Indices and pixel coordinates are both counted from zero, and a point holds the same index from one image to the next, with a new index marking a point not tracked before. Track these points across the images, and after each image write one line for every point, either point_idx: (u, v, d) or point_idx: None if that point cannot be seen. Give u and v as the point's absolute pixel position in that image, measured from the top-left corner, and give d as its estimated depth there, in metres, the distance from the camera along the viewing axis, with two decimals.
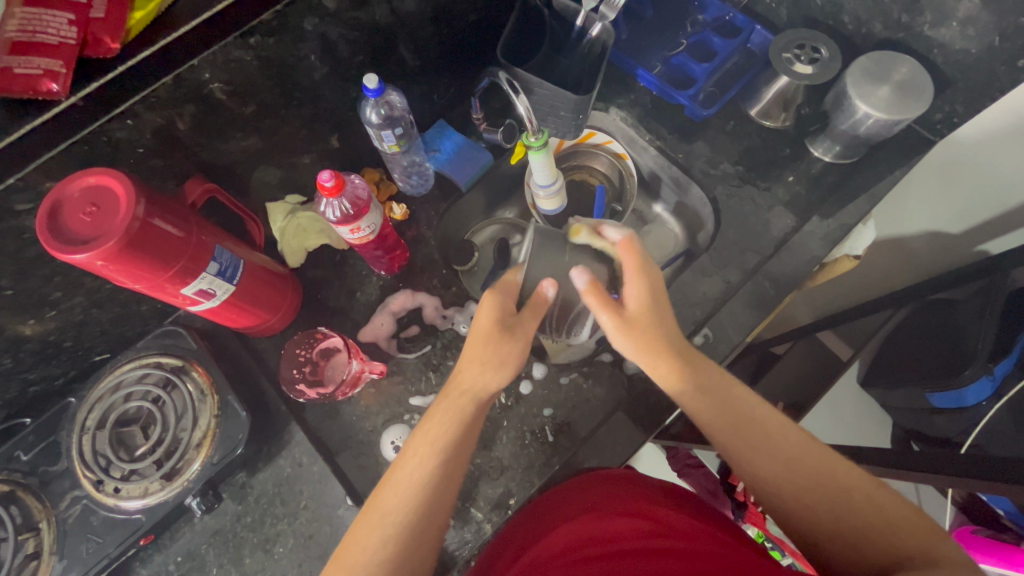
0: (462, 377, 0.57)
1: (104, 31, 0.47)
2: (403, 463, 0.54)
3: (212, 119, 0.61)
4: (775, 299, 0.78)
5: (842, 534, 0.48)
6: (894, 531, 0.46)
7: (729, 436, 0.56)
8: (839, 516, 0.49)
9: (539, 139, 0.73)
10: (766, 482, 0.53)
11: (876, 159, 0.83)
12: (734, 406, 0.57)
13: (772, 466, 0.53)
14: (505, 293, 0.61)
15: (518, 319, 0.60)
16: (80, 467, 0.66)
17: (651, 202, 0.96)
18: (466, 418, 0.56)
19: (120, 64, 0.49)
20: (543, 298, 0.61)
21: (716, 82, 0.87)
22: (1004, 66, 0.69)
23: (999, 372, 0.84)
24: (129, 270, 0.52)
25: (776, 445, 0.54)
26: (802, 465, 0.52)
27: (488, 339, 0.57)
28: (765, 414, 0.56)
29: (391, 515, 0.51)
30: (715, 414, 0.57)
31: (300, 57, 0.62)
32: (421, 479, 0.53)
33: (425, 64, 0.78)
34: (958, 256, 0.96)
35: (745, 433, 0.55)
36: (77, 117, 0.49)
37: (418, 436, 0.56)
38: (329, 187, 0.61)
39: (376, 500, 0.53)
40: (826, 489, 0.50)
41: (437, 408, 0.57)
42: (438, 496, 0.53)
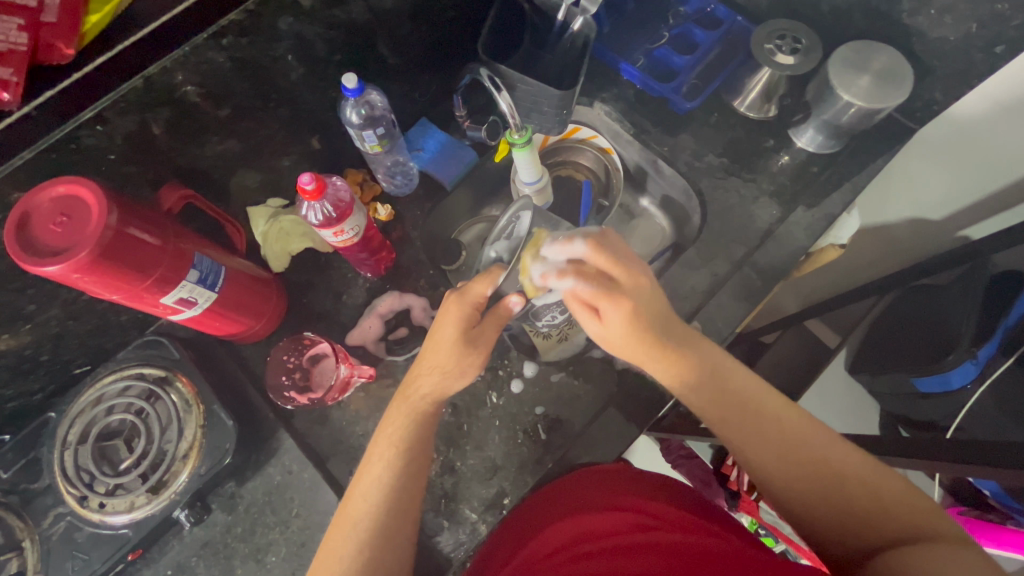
0: (418, 382, 0.57)
1: (57, 37, 0.46)
2: (367, 469, 0.54)
3: (187, 123, 0.60)
4: (763, 290, 0.79)
5: (835, 518, 0.49)
6: (888, 512, 0.47)
7: (733, 424, 0.55)
8: (836, 493, 0.49)
9: (523, 136, 0.72)
10: (769, 465, 0.53)
11: (859, 147, 0.84)
12: (734, 391, 0.56)
13: (772, 454, 0.53)
14: (469, 300, 0.57)
15: (479, 327, 0.57)
16: (63, 483, 0.65)
17: (638, 196, 0.95)
18: (425, 422, 0.56)
19: (73, 70, 0.48)
20: (506, 311, 0.58)
21: (699, 74, 0.88)
22: (982, 53, 0.70)
23: (984, 357, 0.85)
24: (103, 281, 0.50)
25: (772, 419, 0.54)
26: (802, 451, 0.52)
27: (453, 349, 0.55)
28: (765, 395, 0.56)
29: (363, 522, 0.51)
30: (713, 400, 0.56)
31: (277, 58, 0.61)
32: (387, 486, 0.53)
33: (406, 63, 0.77)
34: (941, 241, 0.97)
35: (747, 418, 0.55)
36: (28, 125, 0.47)
37: (380, 442, 0.55)
38: (309, 190, 0.59)
39: (349, 507, 0.53)
40: (826, 473, 0.50)
41: (396, 415, 0.57)
42: (407, 499, 0.53)
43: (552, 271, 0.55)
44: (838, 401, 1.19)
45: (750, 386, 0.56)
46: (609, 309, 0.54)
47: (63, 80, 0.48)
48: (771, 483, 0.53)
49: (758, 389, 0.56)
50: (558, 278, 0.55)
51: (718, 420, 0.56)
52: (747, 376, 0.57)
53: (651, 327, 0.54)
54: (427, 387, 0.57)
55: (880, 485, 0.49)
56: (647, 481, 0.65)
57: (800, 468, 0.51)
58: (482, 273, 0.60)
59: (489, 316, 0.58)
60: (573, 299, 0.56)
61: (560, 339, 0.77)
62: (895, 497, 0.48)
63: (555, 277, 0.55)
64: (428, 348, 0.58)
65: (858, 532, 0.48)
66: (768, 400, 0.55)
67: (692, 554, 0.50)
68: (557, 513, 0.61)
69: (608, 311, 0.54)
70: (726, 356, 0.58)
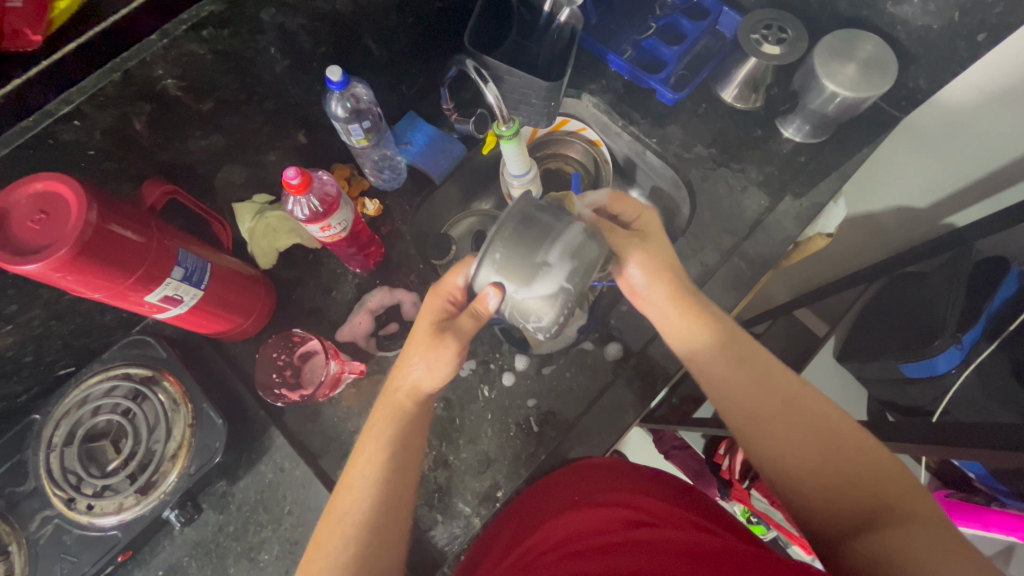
0: (400, 377, 0.56)
1: (24, 22, 0.45)
2: (354, 468, 0.54)
3: (169, 118, 0.58)
4: (751, 279, 0.79)
5: (830, 489, 0.49)
6: (884, 487, 0.47)
7: (741, 394, 0.55)
8: (837, 466, 0.49)
9: (511, 129, 0.72)
10: (773, 438, 0.53)
11: (845, 136, 0.84)
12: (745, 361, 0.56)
13: (776, 423, 0.53)
14: (444, 291, 0.59)
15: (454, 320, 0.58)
16: (49, 486, 0.64)
17: (628, 188, 0.95)
18: (412, 419, 0.56)
19: (41, 58, 0.47)
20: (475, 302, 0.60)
21: (686, 65, 0.88)
22: (964, 41, 0.71)
23: (967, 341, 0.86)
24: (84, 280, 0.49)
25: (781, 391, 0.54)
26: (806, 422, 0.52)
27: (426, 342, 0.55)
28: (775, 368, 0.56)
29: (347, 518, 0.51)
30: (726, 368, 0.56)
31: (259, 51, 0.60)
32: (375, 482, 0.52)
33: (392, 55, 0.76)
34: (926, 229, 0.98)
35: (756, 389, 0.55)
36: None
37: (365, 439, 0.55)
38: (295, 185, 0.59)
39: (336, 502, 0.53)
40: (829, 446, 0.50)
41: (387, 411, 0.56)
42: (396, 497, 0.53)
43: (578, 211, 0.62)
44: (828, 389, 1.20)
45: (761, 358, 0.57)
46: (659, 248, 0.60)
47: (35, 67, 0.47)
48: (771, 455, 0.53)
49: (770, 362, 0.56)
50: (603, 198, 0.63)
51: (728, 389, 0.56)
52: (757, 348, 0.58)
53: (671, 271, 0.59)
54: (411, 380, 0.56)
55: (878, 463, 0.49)
56: (643, 476, 0.65)
57: (804, 438, 0.51)
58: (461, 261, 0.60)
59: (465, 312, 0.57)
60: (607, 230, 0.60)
61: None
62: (891, 476, 0.48)
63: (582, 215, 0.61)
64: (411, 342, 0.57)
65: (851, 505, 0.48)
66: (776, 372, 0.56)
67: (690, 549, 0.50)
68: (551, 509, 0.61)
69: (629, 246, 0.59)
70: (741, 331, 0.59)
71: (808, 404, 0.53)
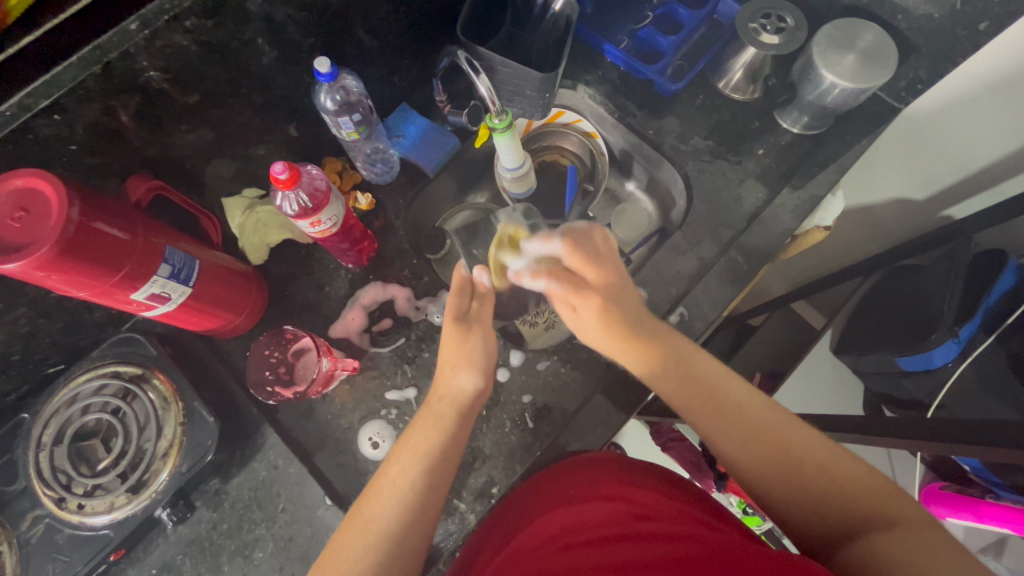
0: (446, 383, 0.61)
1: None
2: (389, 473, 0.54)
3: (153, 110, 0.57)
4: (749, 273, 0.79)
5: (799, 502, 0.49)
6: (855, 491, 0.47)
7: (704, 416, 0.56)
8: (803, 478, 0.49)
9: (504, 120, 0.71)
10: (742, 453, 0.53)
11: (844, 128, 0.83)
12: (707, 384, 0.57)
13: (739, 445, 0.53)
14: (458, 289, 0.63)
15: (474, 313, 0.64)
16: (40, 485, 0.63)
17: (624, 181, 0.94)
18: (454, 426, 0.58)
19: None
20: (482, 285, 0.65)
21: (683, 56, 0.86)
22: (965, 30, 0.70)
23: (964, 335, 0.86)
24: (68, 278, 0.48)
25: (738, 407, 0.55)
26: (762, 438, 0.53)
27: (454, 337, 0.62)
28: (729, 385, 0.57)
29: (372, 522, 0.51)
30: (683, 392, 0.57)
31: (245, 41, 0.59)
32: (407, 488, 0.52)
33: (384, 46, 0.74)
34: (926, 222, 0.97)
35: (715, 406, 0.56)
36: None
37: (400, 448, 0.56)
38: (283, 180, 0.57)
39: (362, 507, 0.52)
40: (792, 467, 0.50)
41: (437, 420, 0.58)
42: (425, 500, 0.53)
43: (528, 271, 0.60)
44: (825, 382, 1.19)
45: (715, 374, 0.58)
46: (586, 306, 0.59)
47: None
48: (741, 472, 0.54)
49: (722, 376, 0.58)
50: (533, 278, 0.60)
51: (689, 409, 0.57)
52: (712, 368, 0.59)
53: (621, 315, 0.59)
54: (459, 383, 0.60)
55: (842, 475, 0.49)
56: (638, 468, 0.65)
57: (767, 454, 0.52)
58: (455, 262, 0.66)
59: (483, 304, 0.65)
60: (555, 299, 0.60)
61: (547, 326, 0.80)
62: (861, 490, 0.47)
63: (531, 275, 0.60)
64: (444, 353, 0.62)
65: (822, 518, 0.48)
66: (731, 388, 0.57)
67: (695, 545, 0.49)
68: (545, 504, 0.61)
69: (582, 306, 0.59)
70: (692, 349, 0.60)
71: (770, 420, 0.54)
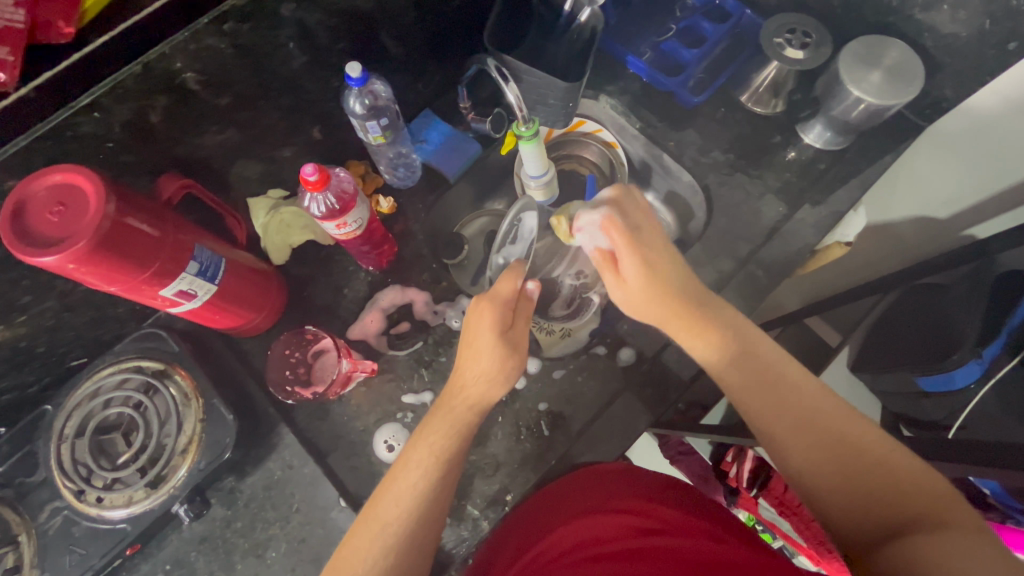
0: (465, 388, 0.57)
1: (57, 14, 0.44)
2: (402, 474, 0.53)
3: (186, 110, 0.58)
4: (768, 287, 0.78)
5: (845, 497, 0.48)
6: (909, 492, 0.45)
7: (753, 396, 0.54)
8: (855, 474, 0.48)
9: (530, 129, 0.71)
10: (797, 445, 0.51)
11: (867, 144, 0.83)
12: (762, 361, 0.56)
13: (785, 430, 0.52)
14: (501, 299, 0.58)
15: (514, 324, 0.59)
16: (60, 476, 0.64)
17: (642, 192, 0.93)
18: (467, 429, 0.56)
19: (74, 51, 0.46)
20: (530, 297, 0.61)
21: (706, 69, 0.86)
22: (994, 49, 0.71)
23: (987, 356, 0.85)
24: (99, 273, 0.49)
25: (798, 398, 0.53)
26: (817, 431, 0.51)
27: (488, 347, 0.56)
28: (790, 368, 0.55)
29: (392, 526, 0.51)
30: (736, 369, 0.56)
31: (278, 45, 0.60)
32: (419, 494, 0.52)
33: (410, 52, 0.75)
34: (947, 240, 0.96)
35: (769, 389, 0.54)
36: (38, 110, 0.47)
37: (419, 448, 0.55)
38: (312, 181, 0.58)
39: (374, 509, 0.52)
40: (839, 455, 0.49)
41: (451, 420, 0.56)
42: (435, 504, 0.53)
43: (590, 215, 0.62)
44: (840, 400, 1.18)
45: (777, 357, 0.56)
46: (630, 261, 0.60)
47: (67, 61, 0.46)
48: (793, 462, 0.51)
49: (784, 360, 0.56)
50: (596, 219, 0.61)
51: (737, 387, 0.56)
52: (773, 352, 0.57)
53: (668, 284, 0.59)
54: (473, 382, 0.57)
55: (892, 467, 0.47)
56: (655, 483, 0.64)
57: (820, 449, 0.50)
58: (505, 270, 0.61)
59: (516, 313, 0.60)
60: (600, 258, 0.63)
61: (563, 334, 0.78)
62: (909, 483, 0.46)
63: (592, 211, 0.62)
64: (467, 354, 0.58)
65: (873, 514, 0.46)
66: (794, 373, 0.55)
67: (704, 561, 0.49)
68: (564, 515, 0.61)
69: (628, 264, 0.60)
70: (757, 334, 0.58)
71: (827, 413, 0.52)
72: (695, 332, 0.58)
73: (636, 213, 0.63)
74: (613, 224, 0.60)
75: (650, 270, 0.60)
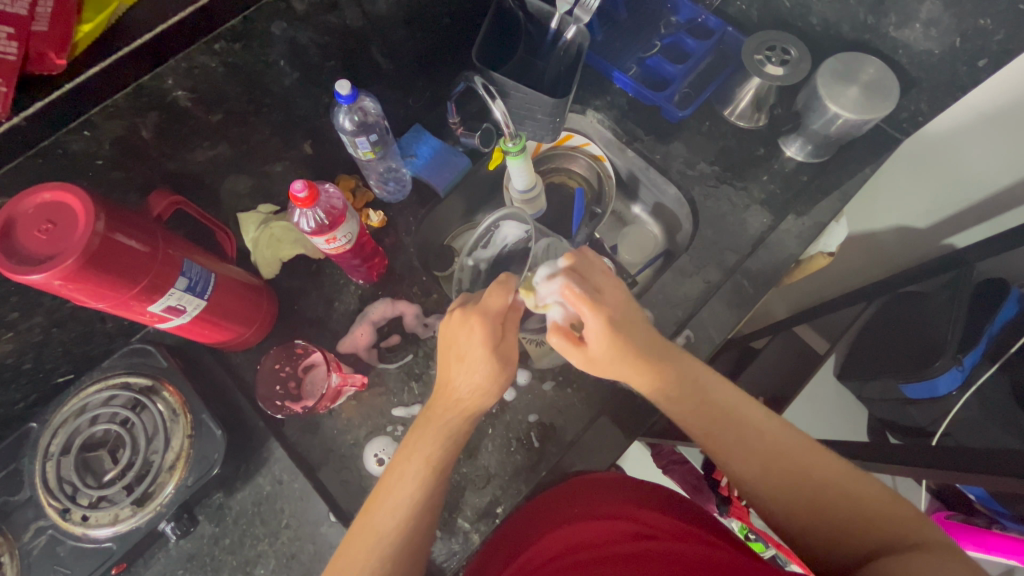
0: (457, 392, 0.57)
1: (47, 45, 0.43)
2: (397, 484, 0.54)
3: (177, 128, 0.59)
4: (754, 297, 0.80)
5: (816, 523, 0.49)
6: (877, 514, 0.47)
7: (718, 442, 0.55)
8: (823, 502, 0.49)
9: (517, 144, 0.73)
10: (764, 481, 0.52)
11: (847, 157, 0.85)
12: (719, 407, 0.56)
13: (754, 464, 0.53)
14: (490, 313, 0.57)
15: (504, 336, 0.58)
16: (44, 495, 0.63)
17: (630, 203, 0.96)
18: (458, 433, 0.57)
19: (66, 81, 0.45)
20: (518, 309, 0.61)
21: (691, 83, 0.88)
22: (965, 66, 0.71)
23: (968, 364, 0.87)
24: (89, 289, 0.49)
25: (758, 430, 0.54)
26: (781, 461, 0.52)
27: (483, 357, 0.56)
28: (744, 405, 0.57)
29: (388, 536, 0.51)
30: (696, 415, 0.56)
31: (269, 64, 0.61)
32: (414, 503, 0.53)
33: (400, 69, 0.77)
34: (928, 249, 0.98)
35: (729, 426, 0.55)
36: (17, 138, 0.45)
37: (410, 455, 0.56)
38: (301, 198, 0.59)
39: (370, 519, 0.53)
40: (807, 488, 0.50)
41: (439, 426, 0.57)
42: (429, 513, 0.53)
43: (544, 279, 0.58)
44: (829, 408, 1.19)
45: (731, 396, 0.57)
46: (589, 318, 0.55)
47: (59, 91, 0.45)
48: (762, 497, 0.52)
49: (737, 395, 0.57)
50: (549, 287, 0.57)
51: (701, 437, 0.56)
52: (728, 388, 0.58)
53: (628, 343, 0.56)
54: (460, 389, 0.57)
55: (863, 497, 0.48)
56: (646, 490, 0.65)
57: (785, 481, 0.51)
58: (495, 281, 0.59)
59: (507, 318, 0.60)
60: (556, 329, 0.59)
61: (554, 345, 0.78)
62: (880, 509, 0.47)
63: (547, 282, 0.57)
64: (458, 365, 0.57)
65: (846, 538, 0.48)
66: (747, 408, 0.56)
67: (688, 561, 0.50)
68: (553, 522, 0.61)
69: (589, 325, 0.56)
70: (712, 373, 0.59)
71: (786, 442, 0.53)
72: (653, 381, 0.57)
73: (595, 278, 0.59)
74: (570, 293, 0.55)
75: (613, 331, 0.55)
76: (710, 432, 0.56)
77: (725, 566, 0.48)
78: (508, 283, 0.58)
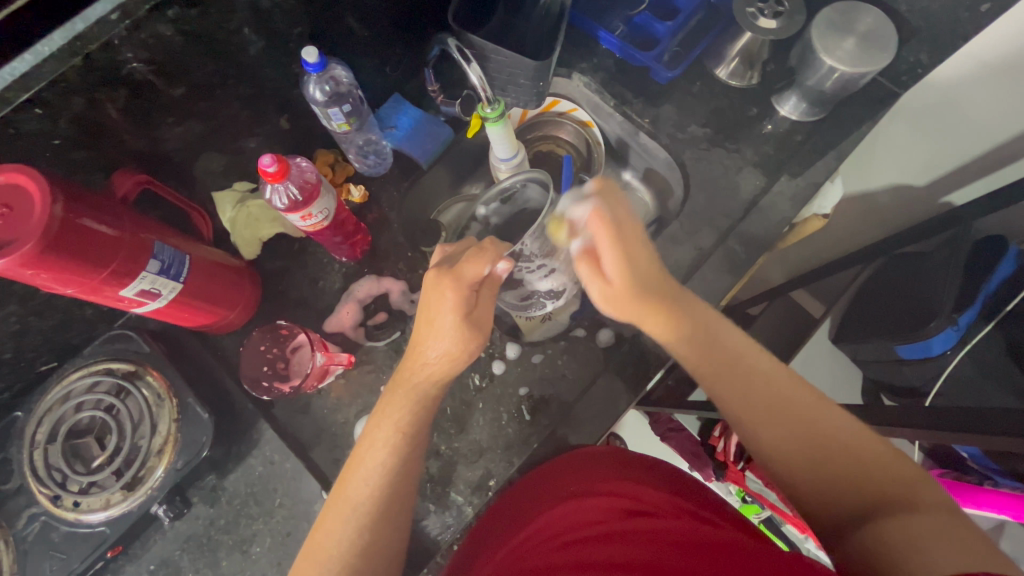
0: (425, 360, 0.54)
1: None
2: (369, 453, 0.53)
3: (140, 103, 0.56)
4: (747, 261, 0.78)
5: (817, 479, 0.49)
6: (880, 475, 0.46)
7: (724, 388, 0.54)
8: (824, 458, 0.48)
9: (495, 110, 0.69)
10: (770, 431, 0.51)
11: (843, 113, 0.82)
12: (730, 352, 0.55)
13: (758, 413, 0.52)
14: (465, 281, 0.53)
15: (479, 301, 0.56)
16: (34, 483, 0.63)
17: (620, 170, 0.93)
18: (423, 402, 0.55)
19: None
20: (496, 277, 0.57)
21: (680, 42, 0.84)
22: (967, 12, 0.74)
23: (963, 323, 0.86)
24: (54, 276, 0.48)
25: (766, 382, 0.53)
26: (785, 415, 0.51)
27: (453, 326, 0.53)
28: (754, 356, 0.55)
29: (362, 505, 0.51)
30: (706, 360, 0.55)
31: (232, 31, 0.57)
32: (387, 470, 0.52)
33: (375, 34, 0.73)
34: (925, 207, 0.96)
35: (736, 374, 0.54)
36: None
37: (378, 425, 0.54)
38: (271, 173, 0.57)
39: (345, 487, 0.52)
40: (812, 442, 0.49)
41: (405, 398, 0.55)
42: (405, 480, 0.53)
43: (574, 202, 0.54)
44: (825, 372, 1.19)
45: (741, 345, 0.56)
46: (609, 251, 0.53)
47: None
48: (765, 450, 0.52)
49: (748, 349, 0.56)
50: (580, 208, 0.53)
51: (708, 380, 0.55)
52: (737, 339, 0.56)
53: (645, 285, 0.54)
54: (431, 360, 0.54)
55: (864, 453, 0.48)
56: (638, 464, 0.65)
57: (791, 435, 0.50)
58: (470, 249, 0.55)
59: (485, 282, 0.57)
60: (579, 254, 0.55)
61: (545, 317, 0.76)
62: (884, 471, 0.46)
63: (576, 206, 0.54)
64: (427, 331, 0.54)
65: (842, 495, 0.47)
66: (756, 360, 0.55)
67: (676, 539, 0.49)
68: (550, 499, 0.61)
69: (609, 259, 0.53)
70: (726, 326, 0.57)
71: (793, 398, 0.52)
72: (663, 325, 0.55)
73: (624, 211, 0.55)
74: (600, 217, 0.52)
75: (626, 267, 0.53)
76: (716, 381, 0.55)
77: (703, 545, 0.48)
78: (488, 249, 0.55)
